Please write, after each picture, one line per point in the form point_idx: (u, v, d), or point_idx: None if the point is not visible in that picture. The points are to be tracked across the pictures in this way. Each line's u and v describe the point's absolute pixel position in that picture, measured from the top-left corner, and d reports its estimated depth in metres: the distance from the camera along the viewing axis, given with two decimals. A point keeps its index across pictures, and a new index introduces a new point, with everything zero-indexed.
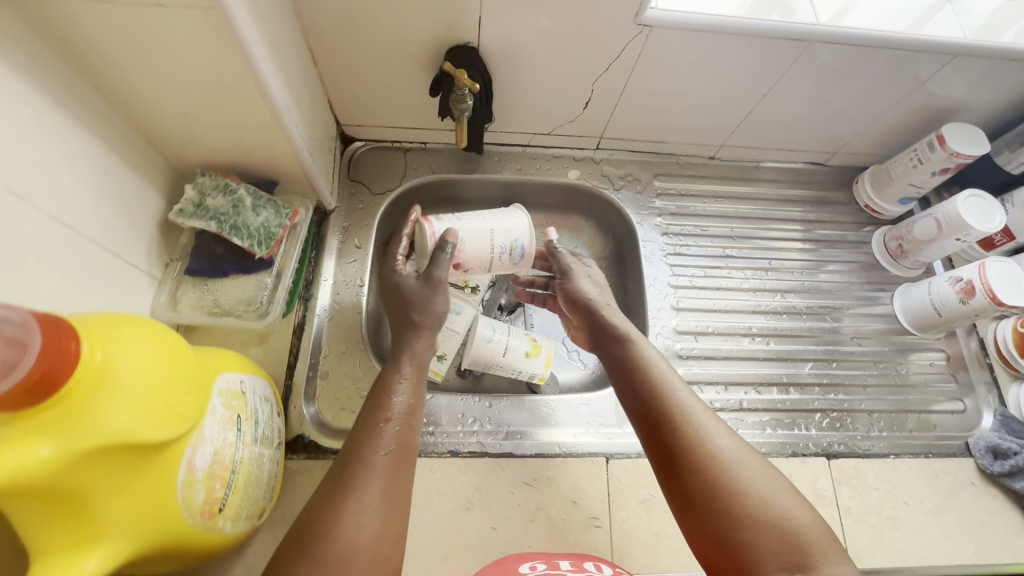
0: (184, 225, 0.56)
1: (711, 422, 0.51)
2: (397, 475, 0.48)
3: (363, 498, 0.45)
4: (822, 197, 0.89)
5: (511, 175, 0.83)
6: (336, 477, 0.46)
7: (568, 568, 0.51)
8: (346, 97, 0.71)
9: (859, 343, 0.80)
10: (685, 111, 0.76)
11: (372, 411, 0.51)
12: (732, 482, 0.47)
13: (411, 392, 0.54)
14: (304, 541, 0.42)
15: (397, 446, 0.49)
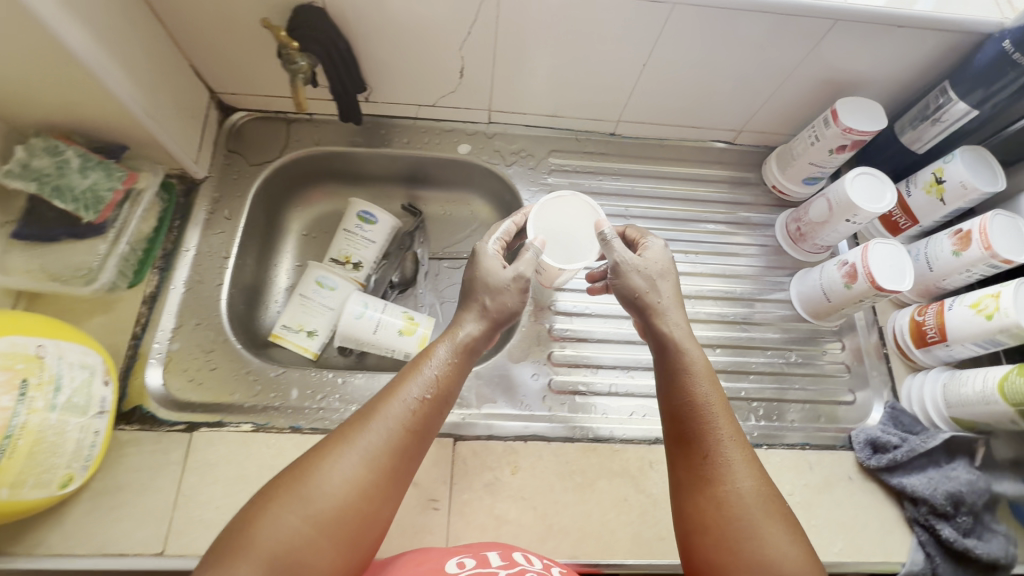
0: (5, 185, 0.55)
1: (737, 434, 0.50)
2: (407, 456, 0.49)
3: (367, 464, 0.46)
4: (730, 178, 0.85)
5: (399, 149, 0.81)
6: (352, 433, 0.48)
7: (498, 563, 0.43)
8: (209, 62, 0.69)
9: (751, 329, 0.76)
10: (569, 82, 0.73)
11: (414, 381, 0.52)
12: (737, 497, 0.47)
13: (448, 376, 0.54)
14: (300, 478, 0.44)
15: (414, 418, 0.50)
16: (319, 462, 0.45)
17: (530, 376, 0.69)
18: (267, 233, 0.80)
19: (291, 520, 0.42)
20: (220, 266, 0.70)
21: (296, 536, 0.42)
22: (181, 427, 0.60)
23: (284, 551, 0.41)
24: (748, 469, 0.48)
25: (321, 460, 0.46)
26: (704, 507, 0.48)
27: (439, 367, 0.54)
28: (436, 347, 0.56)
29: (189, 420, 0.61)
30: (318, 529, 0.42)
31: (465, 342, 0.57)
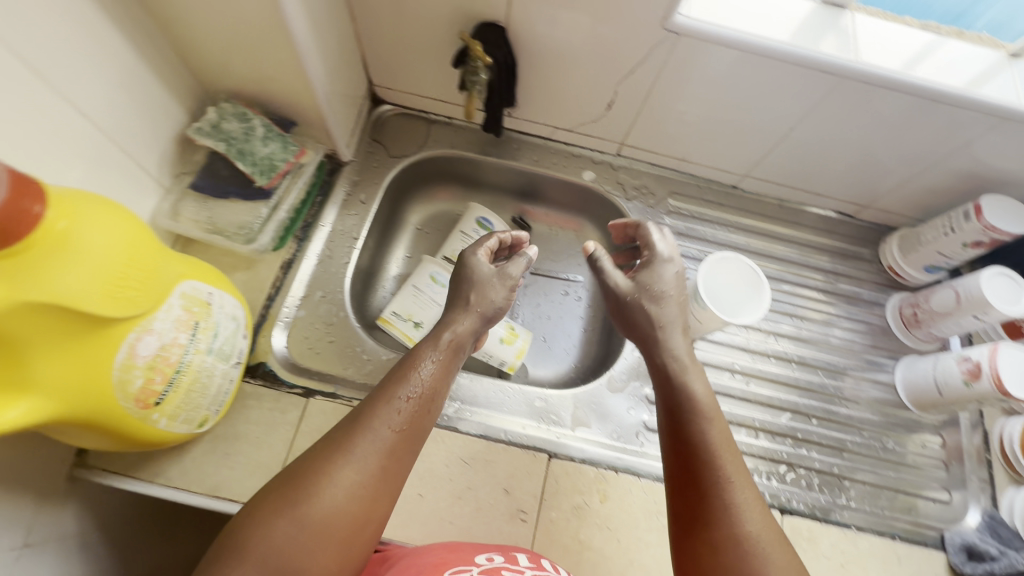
0: (198, 141, 0.60)
1: (731, 455, 0.48)
2: (405, 452, 0.47)
3: (365, 464, 0.44)
4: (845, 251, 0.85)
5: (526, 165, 0.84)
6: (346, 433, 0.46)
7: (527, 564, 0.48)
8: (378, 57, 0.73)
9: (848, 406, 0.75)
10: (711, 132, 0.75)
11: (404, 378, 0.51)
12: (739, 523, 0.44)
13: (440, 371, 0.53)
14: (291, 485, 0.42)
15: (414, 416, 0.48)
16: (312, 462, 0.44)
17: (625, 409, 0.70)
18: (389, 222, 0.84)
19: (281, 525, 0.40)
20: (349, 247, 0.74)
21: (286, 543, 0.40)
22: (298, 391, 0.64)
23: (275, 559, 0.39)
24: (750, 494, 0.46)
25: (316, 459, 0.44)
26: (700, 536, 0.45)
27: (437, 360, 0.53)
28: (426, 347, 0.54)
29: (305, 386, 0.64)
30: (314, 540, 0.40)
31: (457, 334, 0.57)
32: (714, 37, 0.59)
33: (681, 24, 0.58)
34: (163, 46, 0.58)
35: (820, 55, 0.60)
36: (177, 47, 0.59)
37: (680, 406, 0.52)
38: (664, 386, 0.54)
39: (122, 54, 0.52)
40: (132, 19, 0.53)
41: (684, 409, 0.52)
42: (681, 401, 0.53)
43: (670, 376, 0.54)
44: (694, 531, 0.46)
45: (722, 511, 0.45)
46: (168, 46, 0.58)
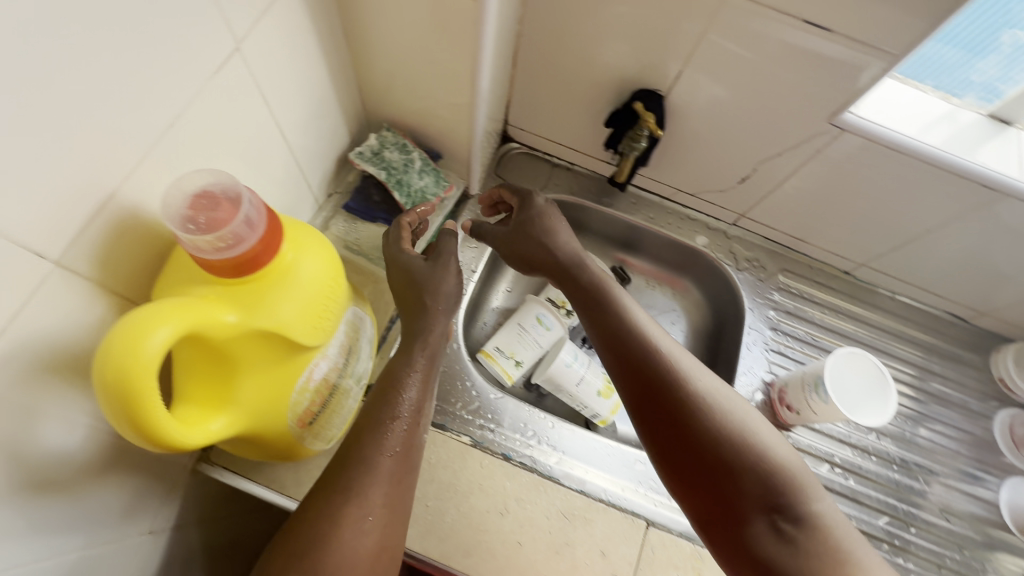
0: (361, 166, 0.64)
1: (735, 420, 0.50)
2: (405, 472, 0.50)
3: (368, 498, 0.46)
4: (954, 355, 0.83)
5: (640, 221, 0.85)
6: (342, 476, 0.47)
7: None
8: (524, 102, 0.76)
9: (947, 518, 0.72)
10: (841, 220, 0.74)
11: (387, 406, 0.52)
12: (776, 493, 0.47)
13: (421, 385, 0.55)
14: (298, 532, 0.44)
15: (405, 444, 0.51)
16: (309, 513, 0.45)
17: None
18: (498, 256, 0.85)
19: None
20: (467, 278, 0.77)
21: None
22: None
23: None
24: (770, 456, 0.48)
25: (315, 515, 0.45)
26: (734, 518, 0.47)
27: (421, 375, 0.55)
28: (399, 368, 0.55)
29: None
30: None
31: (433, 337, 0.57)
32: (880, 138, 0.60)
33: (849, 121, 0.59)
34: (348, 74, 0.61)
35: (983, 169, 0.60)
36: (358, 77, 0.62)
37: (657, 381, 0.52)
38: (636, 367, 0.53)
39: (320, 82, 0.56)
40: (333, 51, 0.56)
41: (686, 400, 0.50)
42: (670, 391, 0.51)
43: (636, 353, 0.53)
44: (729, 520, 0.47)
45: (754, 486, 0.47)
46: (352, 75, 0.62)
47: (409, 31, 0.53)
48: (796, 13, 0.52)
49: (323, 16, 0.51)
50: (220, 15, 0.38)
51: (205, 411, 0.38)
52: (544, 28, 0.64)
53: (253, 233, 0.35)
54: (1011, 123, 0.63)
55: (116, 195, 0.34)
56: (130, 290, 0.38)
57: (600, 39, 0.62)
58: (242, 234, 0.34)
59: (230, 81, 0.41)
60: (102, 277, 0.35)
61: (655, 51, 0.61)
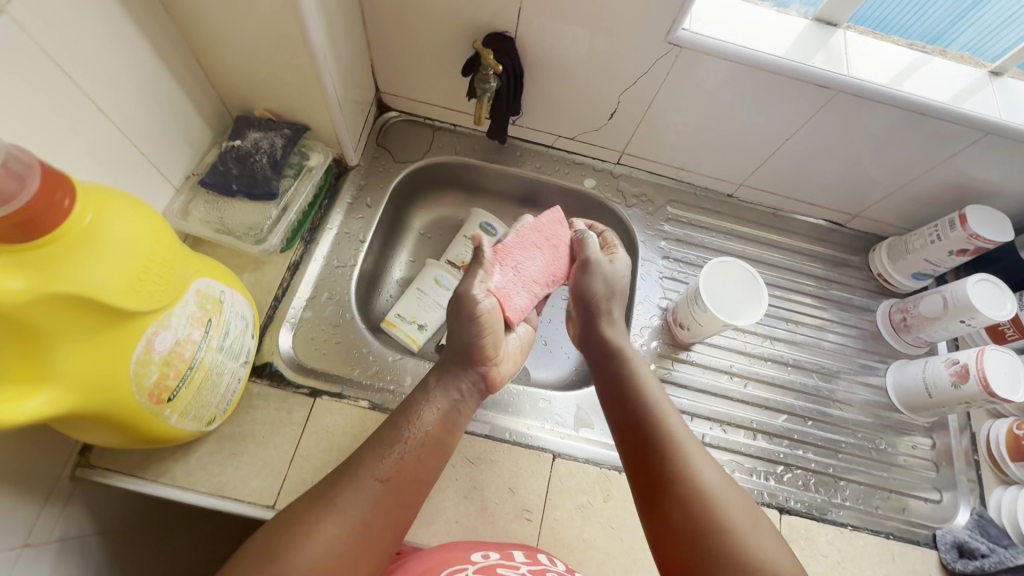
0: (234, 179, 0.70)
1: (705, 463, 0.49)
2: (396, 505, 0.49)
3: (344, 511, 0.46)
4: (834, 258, 0.87)
5: (529, 172, 0.85)
6: (329, 493, 0.47)
7: (523, 559, 0.51)
8: (387, 66, 0.76)
9: (842, 408, 0.77)
10: (708, 143, 0.78)
11: (397, 428, 0.53)
12: (719, 531, 0.44)
13: (442, 417, 0.56)
14: (277, 533, 0.44)
15: (404, 474, 0.50)
16: (292, 517, 0.45)
17: None
18: (394, 226, 0.85)
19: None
20: (355, 248, 0.75)
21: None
22: (304, 391, 0.64)
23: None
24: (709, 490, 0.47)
25: (296, 519, 0.45)
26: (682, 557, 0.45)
27: (444, 407, 0.56)
28: (423, 403, 0.56)
29: (312, 386, 0.64)
30: None
31: (454, 378, 0.59)
32: (714, 52, 0.63)
33: (682, 37, 0.61)
34: (182, 49, 0.60)
35: (814, 69, 0.63)
36: (196, 51, 0.61)
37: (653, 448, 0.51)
38: (622, 431, 0.54)
39: (142, 56, 0.54)
40: (153, 22, 0.55)
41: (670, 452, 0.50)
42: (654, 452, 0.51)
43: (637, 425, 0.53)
44: (677, 545, 0.46)
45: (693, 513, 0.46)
46: (187, 49, 0.60)
47: None
48: None
49: None
50: None
51: (14, 388, 0.37)
52: None
53: (21, 191, 0.33)
54: (836, 26, 0.67)
55: None
56: None
57: None
58: (9, 190, 0.33)
59: (1, 48, 0.39)
60: None
61: None
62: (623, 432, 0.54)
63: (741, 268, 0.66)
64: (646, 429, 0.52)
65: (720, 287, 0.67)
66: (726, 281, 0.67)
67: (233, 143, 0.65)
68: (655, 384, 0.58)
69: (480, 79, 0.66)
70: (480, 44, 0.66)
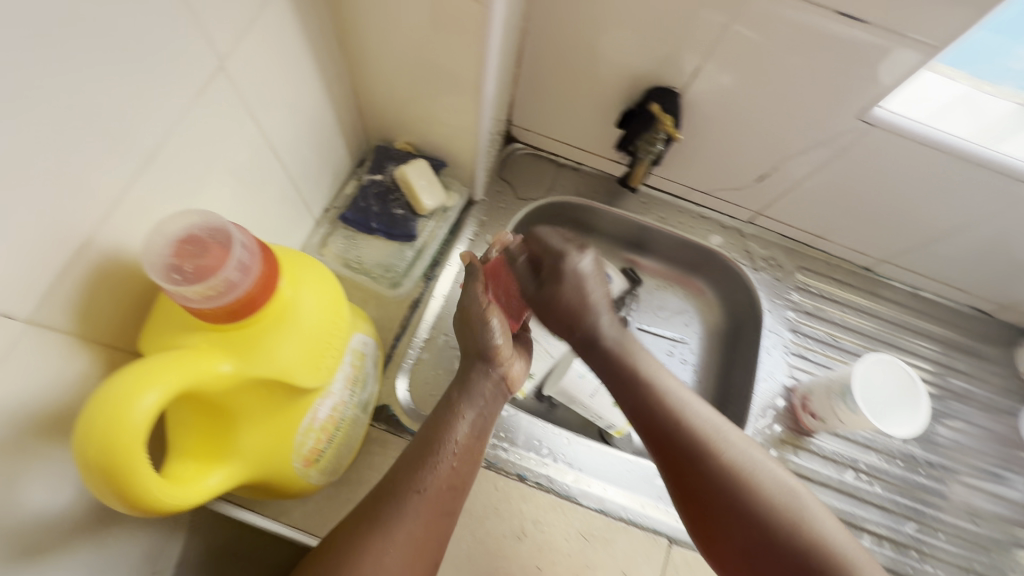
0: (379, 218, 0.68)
1: (733, 445, 0.51)
2: (440, 515, 0.48)
3: (393, 535, 0.45)
4: (974, 349, 0.80)
5: (652, 221, 0.81)
6: (366, 518, 0.46)
7: None
8: (528, 101, 0.72)
9: (974, 521, 0.71)
10: (860, 217, 0.71)
11: (430, 441, 0.51)
12: (776, 514, 0.47)
13: (471, 425, 0.54)
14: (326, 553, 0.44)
15: (441, 487, 0.49)
16: (334, 554, 0.43)
17: None
18: None
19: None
20: None
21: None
22: None
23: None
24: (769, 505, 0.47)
25: (338, 556, 0.43)
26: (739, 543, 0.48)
27: (472, 415, 0.54)
28: (449, 412, 0.54)
29: None
30: None
31: (476, 386, 0.56)
32: (912, 135, 0.57)
33: (879, 117, 0.56)
34: (343, 81, 0.58)
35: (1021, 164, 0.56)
36: (354, 83, 0.59)
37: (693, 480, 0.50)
38: (657, 444, 0.53)
39: (312, 92, 0.52)
40: (325, 57, 0.53)
41: (699, 465, 0.50)
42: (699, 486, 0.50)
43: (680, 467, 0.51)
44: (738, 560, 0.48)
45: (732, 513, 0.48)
46: (346, 80, 0.58)
47: (408, 35, 0.50)
48: (820, 8, 0.48)
49: (311, 21, 0.48)
50: (202, 35, 0.34)
51: (200, 464, 0.35)
52: (549, 26, 0.60)
53: (245, 278, 0.31)
54: None
55: (95, 240, 0.31)
56: (118, 339, 0.35)
57: (609, 36, 0.59)
58: (234, 278, 0.31)
59: (215, 102, 0.38)
60: (82, 329, 0.32)
61: (670, 48, 0.58)
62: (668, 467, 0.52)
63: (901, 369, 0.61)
64: (663, 421, 0.53)
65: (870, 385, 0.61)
66: (881, 380, 0.61)
67: (374, 178, 0.63)
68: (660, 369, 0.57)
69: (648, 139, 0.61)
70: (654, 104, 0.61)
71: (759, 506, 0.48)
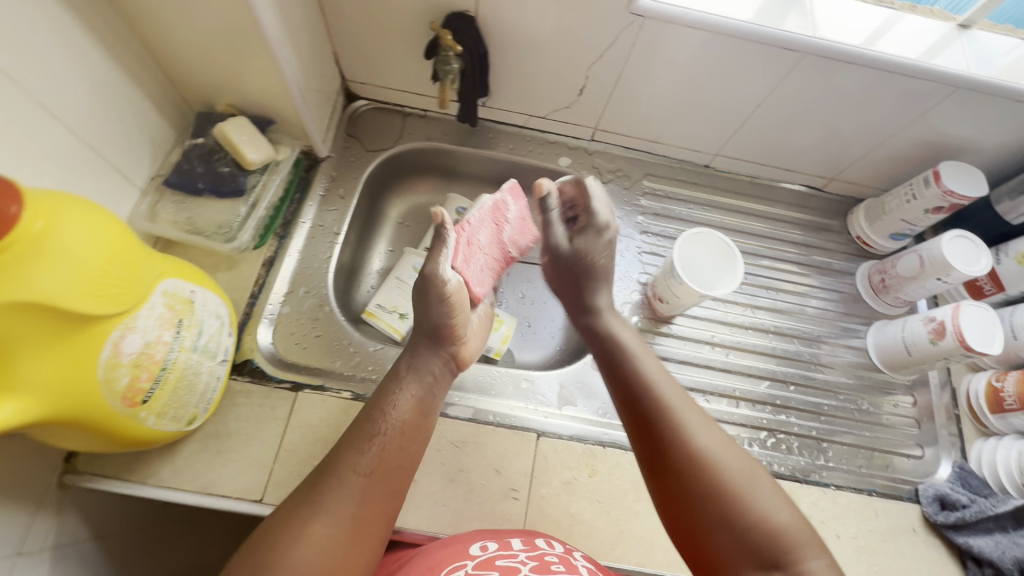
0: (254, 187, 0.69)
1: (700, 429, 0.51)
2: (385, 495, 0.49)
3: (337, 515, 0.46)
4: (813, 223, 0.87)
5: (503, 154, 0.85)
6: (310, 497, 0.46)
7: (520, 547, 0.52)
8: (350, 52, 0.74)
9: (823, 372, 0.78)
10: (678, 113, 0.77)
11: (375, 419, 0.53)
12: (731, 498, 0.46)
13: (416, 404, 0.56)
14: (264, 542, 0.44)
15: (389, 466, 0.50)
16: (278, 522, 0.45)
17: None
18: (369, 217, 0.84)
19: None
20: (331, 241, 0.75)
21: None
22: (287, 385, 0.64)
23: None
24: (729, 477, 0.47)
25: (281, 533, 0.44)
26: (677, 502, 0.48)
27: (415, 393, 0.56)
28: (397, 391, 0.56)
29: (294, 380, 0.65)
30: None
31: (421, 366, 0.59)
32: (682, 20, 0.62)
33: (645, 7, 0.60)
34: (134, 46, 0.58)
35: (780, 32, 0.62)
36: (148, 48, 0.59)
37: (656, 443, 0.51)
38: (624, 404, 0.56)
39: (91, 56, 0.53)
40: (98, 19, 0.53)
41: (666, 436, 0.51)
42: (661, 449, 0.51)
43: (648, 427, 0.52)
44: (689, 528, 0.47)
45: (690, 473, 0.48)
46: (139, 45, 0.58)
47: None
48: None
49: None
50: None
51: None
52: None
53: None
54: None
55: None
56: None
57: None
58: None
59: None
60: None
61: None
62: (638, 432, 0.53)
63: (717, 238, 0.66)
64: (631, 393, 0.56)
65: (694, 262, 0.67)
66: (701, 253, 0.67)
67: (196, 141, 0.65)
68: (641, 350, 0.60)
69: (442, 62, 0.67)
70: (438, 24, 0.64)
71: (716, 473, 0.47)
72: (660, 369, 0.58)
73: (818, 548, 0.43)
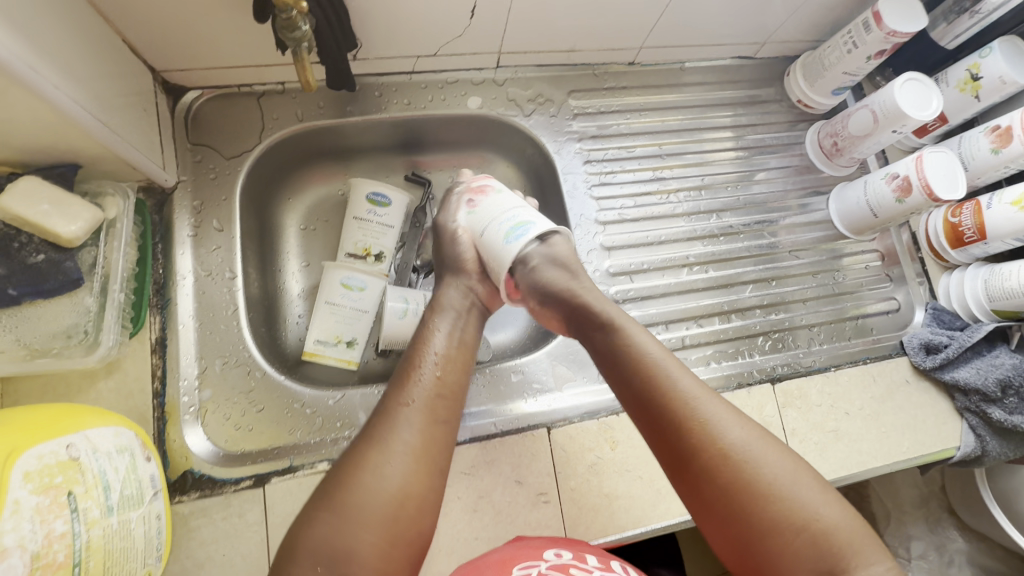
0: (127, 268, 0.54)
1: (729, 417, 0.44)
2: (434, 421, 0.47)
3: (392, 446, 0.44)
4: (750, 97, 0.80)
5: (399, 112, 0.68)
6: (363, 436, 0.45)
7: (595, 565, 0.44)
8: (145, 34, 0.52)
9: (796, 256, 0.76)
10: (592, 13, 0.63)
11: (411, 360, 0.51)
12: (780, 497, 0.40)
13: (451, 336, 0.54)
14: (333, 481, 0.43)
15: (432, 395, 0.48)
16: (346, 457, 0.44)
17: None
18: (265, 237, 0.68)
19: (323, 521, 0.41)
20: (228, 288, 0.59)
21: (332, 529, 0.40)
22: (248, 483, 0.52)
23: (325, 549, 0.39)
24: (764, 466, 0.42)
25: (346, 467, 0.43)
26: (736, 526, 0.41)
27: (446, 328, 0.54)
28: (434, 329, 0.54)
29: (254, 473, 0.53)
30: (353, 536, 0.40)
31: (448, 301, 0.57)
32: None
33: None
34: None
35: None
36: None
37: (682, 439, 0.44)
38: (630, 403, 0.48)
39: None
40: None
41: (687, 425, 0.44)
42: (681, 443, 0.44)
43: (670, 422, 0.45)
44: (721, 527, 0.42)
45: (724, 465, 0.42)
46: None
47: None
48: None
49: None
50: None
51: None
52: None
53: None
54: None
55: None
56: None
57: None
58: None
59: None
60: None
61: None
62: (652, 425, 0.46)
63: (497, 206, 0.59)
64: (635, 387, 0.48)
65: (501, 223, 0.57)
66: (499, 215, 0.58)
67: None
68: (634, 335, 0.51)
69: (287, 29, 0.48)
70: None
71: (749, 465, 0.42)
72: (674, 359, 0.48)
73: (872, 549, 0.39)
